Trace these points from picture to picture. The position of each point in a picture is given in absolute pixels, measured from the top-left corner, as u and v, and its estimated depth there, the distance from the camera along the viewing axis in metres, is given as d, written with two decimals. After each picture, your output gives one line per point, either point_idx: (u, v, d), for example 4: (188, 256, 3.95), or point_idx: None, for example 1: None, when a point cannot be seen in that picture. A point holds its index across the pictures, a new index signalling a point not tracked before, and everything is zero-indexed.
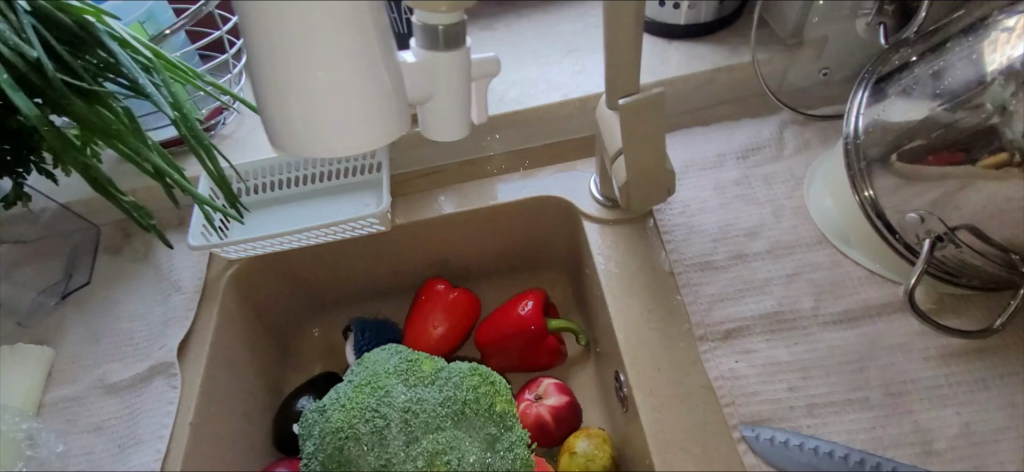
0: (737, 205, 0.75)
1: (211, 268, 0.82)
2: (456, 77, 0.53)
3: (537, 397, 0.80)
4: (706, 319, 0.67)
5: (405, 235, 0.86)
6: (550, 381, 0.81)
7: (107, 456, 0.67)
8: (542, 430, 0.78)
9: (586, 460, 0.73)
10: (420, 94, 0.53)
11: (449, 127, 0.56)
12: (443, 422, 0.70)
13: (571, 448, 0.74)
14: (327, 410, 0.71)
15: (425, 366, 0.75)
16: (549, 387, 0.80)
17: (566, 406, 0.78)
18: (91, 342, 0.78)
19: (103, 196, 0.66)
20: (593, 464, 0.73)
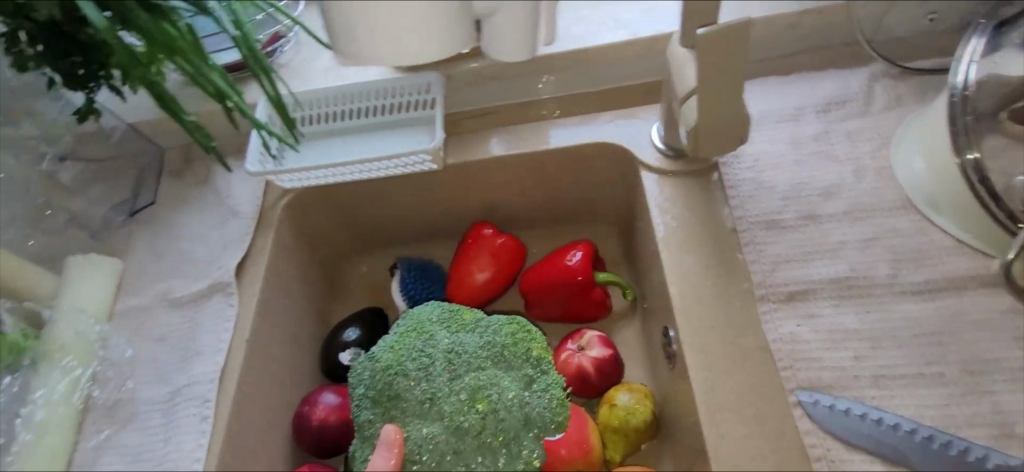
0: (813, 163, 0.70)
1: (267, 196, 0.83)
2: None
3: (580, 347, 0.79)
4: (770, 279, 0.63)
5: (457, 176, 0.84)
6: (593, 333, 0.80)
7: (172, 365, 0.71)
8: (582, 380, 0.77)
9: (626, 413, 0.72)
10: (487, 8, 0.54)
11: (512, 48, 0.57)
12: (484, 362, 0.68)
13: (611, 400, 0.74)
14: (373, 353, 0.69)
15: (467, 313, 0.72)
16: (592, 339, 0.79)
17: (609, 359, 0.77)
18: (154, 259, 0.81)
19: (168, 113, 0.69)
20: (633, 417, 0.72)
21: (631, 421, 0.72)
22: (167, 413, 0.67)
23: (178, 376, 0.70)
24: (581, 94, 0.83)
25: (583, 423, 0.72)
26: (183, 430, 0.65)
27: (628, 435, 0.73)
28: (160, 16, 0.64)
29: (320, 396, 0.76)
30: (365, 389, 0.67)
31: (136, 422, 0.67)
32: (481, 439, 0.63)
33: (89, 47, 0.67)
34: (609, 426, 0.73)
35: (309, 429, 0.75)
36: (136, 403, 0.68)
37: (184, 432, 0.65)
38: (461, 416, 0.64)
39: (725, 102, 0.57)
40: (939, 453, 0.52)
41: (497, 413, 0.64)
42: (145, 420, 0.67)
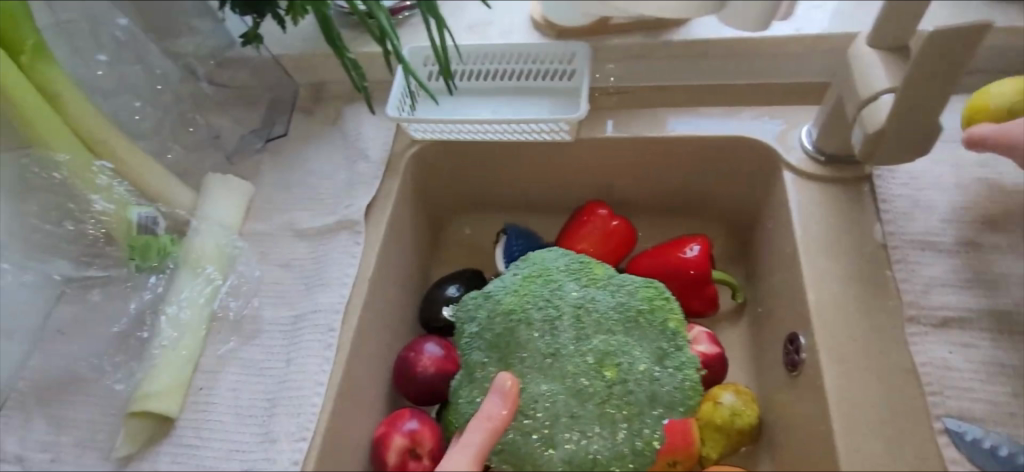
0: (978, 189, 0.67)
1: (397, 143, 0.84)
2: None
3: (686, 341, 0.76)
4: (922, 300, 0.61)
5: (583, 150, 0.84)
6: (701, 329, 0.77)
7: (296, 290, 0.73)
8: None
9: (731, 414, 0.70)
10: None
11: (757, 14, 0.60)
12: (614, 326, 0.67)
13: (715, 398, 0.71)
14: (495, 295, 0.70)
15: (598, 269, 0.72)
16: (700, 335, 0.76)
17: (716, 357, 0.75)
18: (282, 188, 0.83)
19: (331, 48, 0.69)
20: (738, 419, 0.70)
21: (736, 423, 0.70)
22: (289, 335, 0.69)
23: (303, 302, 0.72)
24: (724, 86, 0.82)
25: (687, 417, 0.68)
26: (306, 353, 0.67)
27: (730, 436, 0.70)
28: None
29: (424, 345, 0.77)
30: (484, 330, 0.68)
31: (259, 339, 0.69)
32: (603, 406, 0.63)
33: None
34: (712, 424, 0.70)
35: (409, 375, 0.75)
36: (261, 321, 0.71)
37: (307, 355, 0.67)
38: (586, 377, 0.64)
39: (922, 110, 0.55)
40: None
41: (624, 383, 0.64)
42: (268, 338, 0.70)
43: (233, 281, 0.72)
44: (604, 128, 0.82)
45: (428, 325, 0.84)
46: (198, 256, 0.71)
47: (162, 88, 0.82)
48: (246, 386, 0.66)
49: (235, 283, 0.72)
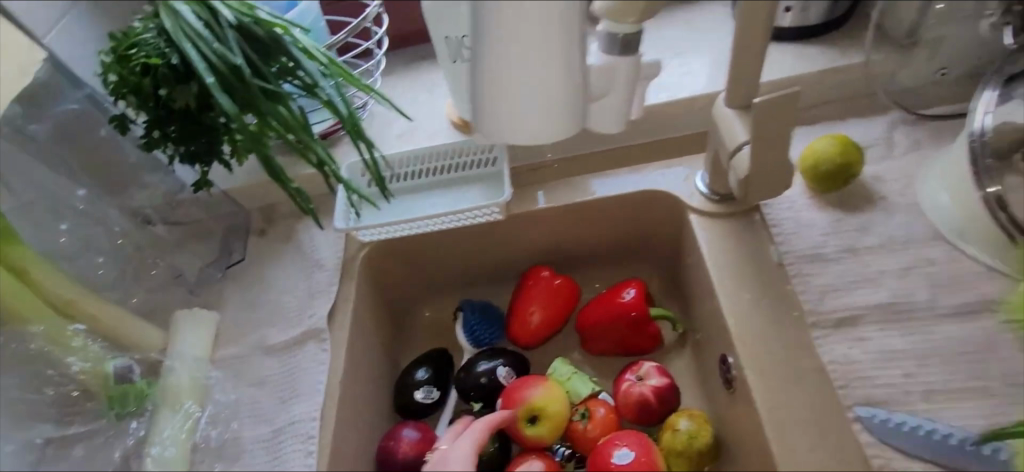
0: (847, 203, 0.78)
1: (348, 248, 0.92)
2: (628, 77, 0.62)
3: (638, 378, 0.85)
4: (818, 307, 0.70)
5: (518, 224, 0.94)
6: (650, 364, 0.86)
7: (272, 406, 0.77)
8: (642, 408, 0.83)
9: (689, 437, 0.77)
10: (602, 89, 0.63)
11: (610, 119, 0.65)
12: None
13: (673, 426, 0.79)
14: None
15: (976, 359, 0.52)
16: (650, 369, 0.85)
17: (668, 388, 0.83)
18: (247, 309, 0.89)
19: (275, 181, 0.78)
20: (696, 441, 0.77)
21: (694, 445, 0.77)
22: (272, 450, 0.73)
23: (280, 416, 0.76)
24: (626, 148, 0.94)
25: (647, 447, 0.77)
26: (289, 465, 0.71)
27: (692, 458, 0.77)
28: (279, 101, 0.74)
29: (402, 431, 0.82)
30: None
31: (243, 460, 0.73)
32: None
33: (213, 130, 0.76)
34: (672, 450, 0.78)
35: (391, 462, 0.81)
36: (243, 442, 0.75)
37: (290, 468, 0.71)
38: None
39: (773, 156, 0.66)
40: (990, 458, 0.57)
41: None
42: (251, 457, 0.73)
43: (211, 410, 0.77)
44: (535, 200, 0.92)
45: (404, 409, 0.90)
46: (176, 391, 0.76)
47: (124, 242, 0.88)
48: None
49: (214, 412, 0.77)
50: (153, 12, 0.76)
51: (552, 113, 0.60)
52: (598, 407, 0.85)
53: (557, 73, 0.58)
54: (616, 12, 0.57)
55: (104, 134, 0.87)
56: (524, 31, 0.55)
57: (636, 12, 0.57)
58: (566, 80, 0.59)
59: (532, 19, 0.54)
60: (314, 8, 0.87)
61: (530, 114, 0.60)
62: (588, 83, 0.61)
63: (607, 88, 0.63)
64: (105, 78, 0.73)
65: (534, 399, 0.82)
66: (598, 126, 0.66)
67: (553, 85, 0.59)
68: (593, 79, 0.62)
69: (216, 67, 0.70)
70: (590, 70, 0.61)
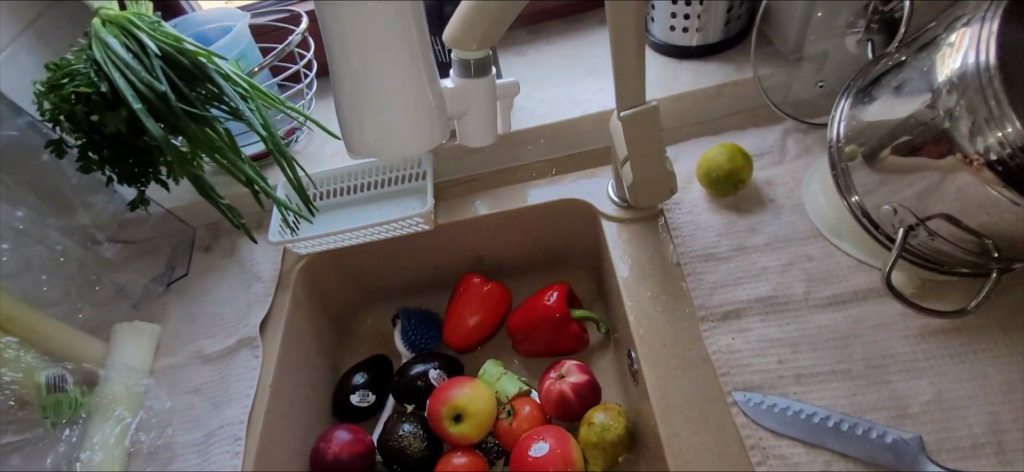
0: (740, 206, 0.85)
1: (286, 260, 0.98)
2: (485, 96, 0.68)
3: (560, 376, 0.89)
4: (707, 302, 0.75)
5: (448, 233, 0.99)
6: (572, 362, 0.90)
7: (204, 412, 0.81)
8: (563, 404, 0.87)
9: (602, 429, 0.81)
10: (461, 109, 0.68)
11: (478, 135, 0.72)
12: None
13: (590, 419, 0.83)
14: None
15: None
16: (571, 367, 0.89)
17: (586, 384, 0.87)
18: (188, 321, 0.94)
19: (205, 198, 0.83)
20: (609, 433, 0.81)
21: (608, 437, 0.81)
22: (201, 453, 0.77)
23: (211, 420, 0.80)
24: (547, 161, 1.01)
25: (563, 440, 0.81)
26: (217, 465, 0.75)
27: (606, 449, 0.81)
28: (204, 123, 0.81)
29: (333, 433, 0.85)
30: None
31: (174, 464, 0.77)
32: None
33: (147, 151, 0.83)
34: (588, 442, 0.82)
35: (322, 463, 0.84)
36: (174, 446, 0.78)
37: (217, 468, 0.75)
38: None
39: (649, 162, 0.73)
40: (849, 434, 0.61)
41: None
42: (182, 460, 0.77)
43: (142, 417, 0.80)
44: (473, 209, 0.98)
45: (341, 413, 0.94)
46: (110, 399, 0.80)
47: (65, 259, 0.92)
48: None
49: (145, 418, 0.80)
50: (87, 46, 0.83)
51: (415, 126, 0.64)
52: (524, 406, 0.89)
53: (411, 92, 0.62)
54: (459, 42, 0.63)
55: (46, 159, 0.92)
56: (372, 57, 0.59)
57: (477, 41, 0.62)
58: (420, 100, 0.63)
59: (377, 33, 0.58)
60: (245, 36, 0.96)
61: (397, 124, 0.64)
62: (445, 102, 0.67)
63: (466, 107, 0.68)
64: (42, 107, 0.80)
65: (458, 398, 0.86)
66: (469, 141, 0.72)
67: (411, 100, 0.63)
68: (449, 100, 0.67)
69: (141, 93, 0.77)
70: (446, 91, 0.67)
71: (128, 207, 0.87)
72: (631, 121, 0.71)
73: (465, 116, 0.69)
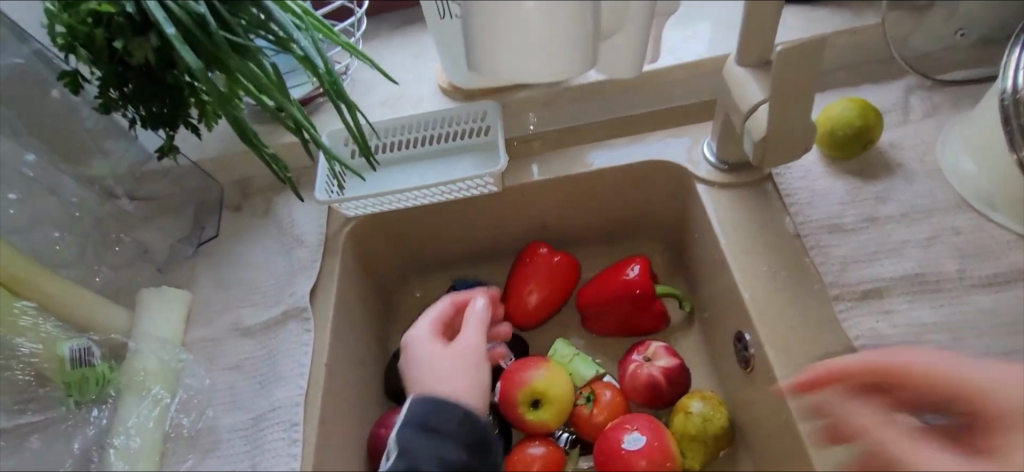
0: (865, 172, 0.74)
1: (332, 223, 0.86)
2: (642, 15, 0.62)
3: (646, 358, 0.80)
4: (842, 279, 0.65)
5: (515, 198, 0.88)
6: (659, 344, 0.81)
7: (249, 392, 0.71)
8: (651, 391, 0.78)
9: (703, 420, 0.72)
10: (614, 28, 0.63)
11: (626, 62, 0.67)
12: None
13: (685, 409, 0.73)
14: None
15: None
16: (659, 349, 0.80)
17: (678, 369, 0.78)
18: (221, 288, 0.82)
19: (248, 145, 0.71)
20: (710, 424, 0.72)
21: (710, 429, 0.72)
22: (251, 439, 0.67)
23: (260, 403, 0.70)
24: (626, 118, 0.89)
25: (660, 431, 0.72)
26: (271, 455, 0.65)
27: (706, 442, 0.72)
28: (249, 57, 0.68)
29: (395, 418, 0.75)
30: None
31: (220, 450, 0.67)
32: None
33: (177, 89, 0.70)
34: (686, 434, 0.73)
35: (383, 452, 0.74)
36: (218, 431, 0.68)
37: (271, 458, 0.65)
38: None
39: (785, 116, 0.62)
40: None
41: None
42: (228, 446, 0.67)
43: (181, 396, 0.70)
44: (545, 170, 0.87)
45: (393, 394, 0.83)
46: (142, 377, 0.70)
47: (82, 215, 0.80)
48: None
49: (184, 397, 0.70)
50: None
51: (575, 43, 0.58)
52: (604, 391, 0.79)
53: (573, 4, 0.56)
54: None
55: (56, 97, 0.79)
56: None
57: None
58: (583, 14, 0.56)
59: None
60: None
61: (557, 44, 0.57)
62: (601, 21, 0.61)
63: (619, 26, 0.63)
64: (54, 31, 0.68)
65: (533, 382, 0.76)
66: (612, 72, 0.69)
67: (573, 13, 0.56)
68: (605, 17, 0.61)
69: (176, 16, 0.64)
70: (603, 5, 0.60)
71: (156, 155, 0.74)
72: (784, 60, 0.59)
73: (615, 39, 0.65)
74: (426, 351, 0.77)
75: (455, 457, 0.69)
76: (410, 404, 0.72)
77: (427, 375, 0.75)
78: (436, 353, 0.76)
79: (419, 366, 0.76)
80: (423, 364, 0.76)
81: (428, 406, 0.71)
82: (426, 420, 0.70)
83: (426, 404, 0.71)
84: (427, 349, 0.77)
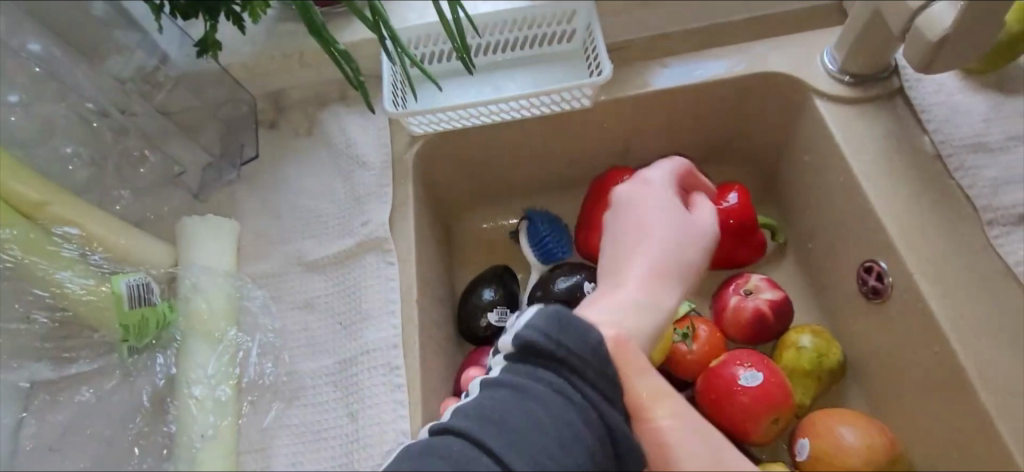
0: (1005, 86, 0.67)
1: (396, 143, 0.74)
2: None
3: (748, 293, 0.73)
4: (995, 202, 0.61)
5: (603, 115, 0.77)
6: (759, 276, 0.74)
7: (329, 334, 0.63)
8: (757, 326, 0.72)
9: (819, 355, 0.67)
10: None
11: None
12: None
13: (795, 344, 0.68)
14: None
15: None
16: (760, 282, 0.73)
17: (784, 302, 0.72)
18: (275, 218, 0.72)
19: (316, 39, 0.58)
20: (824, 359, 0.67)
21: (826, 363, 0.67)
22: (342, 385, 0.60)
23: (345, 345, 0.62)
24: (724, 25, 0.79)
25: (774, 368, 0.67)
26: (370, 403, 0.58)
27: (821, 378, 0.68)
28: None
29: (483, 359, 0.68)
30: None
31: (306, 397, 0.60)
32: None
33: None
34: (800, 370, 0.67)
35: None
36: (302, 377, 0.61)
37: (369, 405, 0.58)
38: None
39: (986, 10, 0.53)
40: None
41: None
42: (315, 393, 0.60)
43: (258, 340, 0.62)
44: (638, 82, 0.76)
45: (472, 334, 0.76)
46: (208, 317, 0.60)
47: (98, 125, 0.70)
48: (308, 458, 0.57)
49: (264, 340, 0.62)
50: None
51: None
52: (702, 327, 0.72)
53: None
54: None
55: None
56: None
57: None
58: None
59: None
60: None
61: None
62: None
63: None
64: None
65: None
66: None
67: None
68: None
69: None
70: None
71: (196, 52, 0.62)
72: None
73: None
74: (647, 198, 0.59)
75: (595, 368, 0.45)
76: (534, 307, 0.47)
77: (636, 247, 0.56)
78: (646, 235, 0.56)
79: (625, 232, 0.57)
80: (635, 236, 0.56)
81: (555, 316, 0.46)
82: (547, 346, 0.44)
83: (558, 316, 0.46)
84: (642, 220, 0.57)
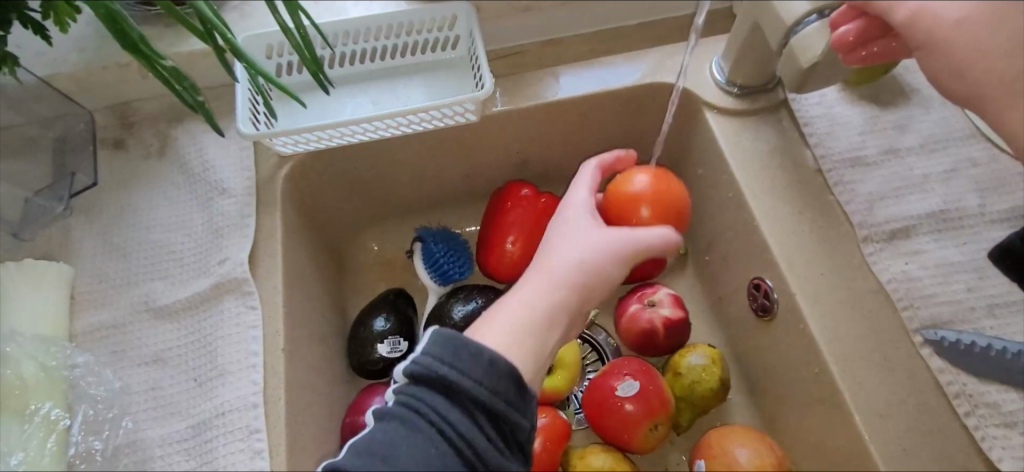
0: (880, 98, 0.69)
1: (262, 166, 0.66)
2: None
3: (649, 304, 0.68)
4: (869, 219, 0.62)
5: (495, 129, 0.73)
6: (666, 291, 0.69)
7: (180, 393, 0.55)
8: (649, 337, 0.68)
9: (692, 381, 0.65)
10: None
11: None
12: None
13: (676, 368, 0.66)
14: None
15: None
16: (665, 297, 0.68)
17: (681, 321, 0.68)
18: (116, 258, 0.62)
19: (139, 59, 0.47)
20: (698, 387, 0.65)
21: (697, 390, 0.65)
22: (195, 454, 0.53)
23: (199, 406, 0.54)
24: (615, 31, 0.76)
25: (652, 374, 0.64)
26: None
27: (691, 404, 0.66)
28: None
29: (371, 403, 0.63)
30: None
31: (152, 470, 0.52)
32: None
33: None
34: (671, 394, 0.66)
35: None
36: (148, 446, 0.53)
37: None
38: None
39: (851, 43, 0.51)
40: None
41: None
42: (164, 465, 0.52)
43: (84, 414, 0.53)
44: (529, 92, 0.71)
45: (364, 368, 0.69)
46: (22, 392, 0.52)
47: None
48: None
49: (89, 413, 0.53)
50: None
51: None
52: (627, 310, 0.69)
53: None
54: None
55: None
56: None
57: None
58: None
59: None
60: None
61: None
62: None
63: None
64: None
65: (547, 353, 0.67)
66: None
67: None
68: None
69: None
70: None
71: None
72: None
73: None
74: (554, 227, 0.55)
75: (449, 413, 0.44)
76: (433, 330, 0.45)
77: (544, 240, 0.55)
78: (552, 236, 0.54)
79: (585, 213, 0.55)
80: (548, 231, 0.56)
81: (454, 347, 0.45)
82: (436, 374, 0.44)
83: (452, 341, 0.45)
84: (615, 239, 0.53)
